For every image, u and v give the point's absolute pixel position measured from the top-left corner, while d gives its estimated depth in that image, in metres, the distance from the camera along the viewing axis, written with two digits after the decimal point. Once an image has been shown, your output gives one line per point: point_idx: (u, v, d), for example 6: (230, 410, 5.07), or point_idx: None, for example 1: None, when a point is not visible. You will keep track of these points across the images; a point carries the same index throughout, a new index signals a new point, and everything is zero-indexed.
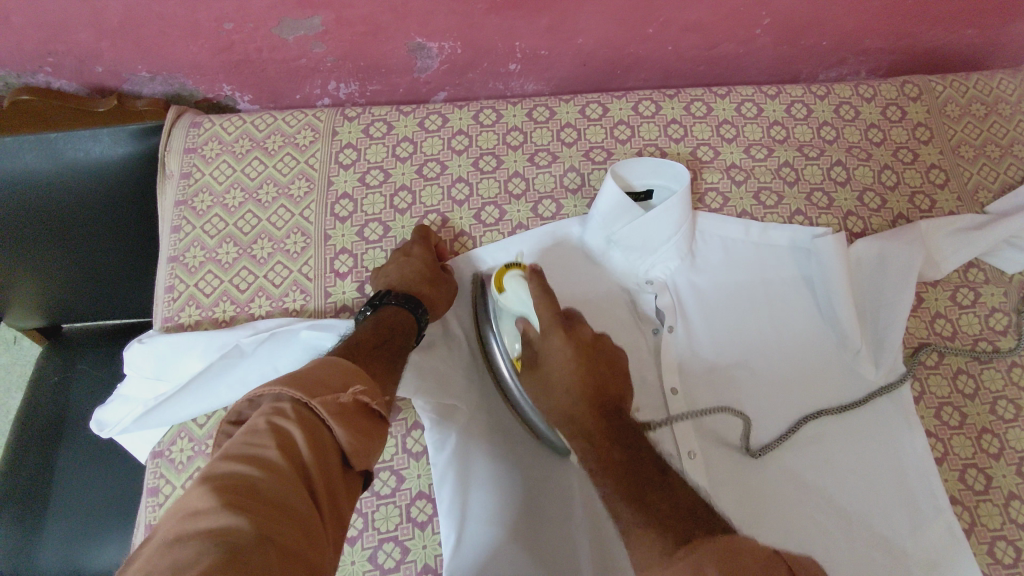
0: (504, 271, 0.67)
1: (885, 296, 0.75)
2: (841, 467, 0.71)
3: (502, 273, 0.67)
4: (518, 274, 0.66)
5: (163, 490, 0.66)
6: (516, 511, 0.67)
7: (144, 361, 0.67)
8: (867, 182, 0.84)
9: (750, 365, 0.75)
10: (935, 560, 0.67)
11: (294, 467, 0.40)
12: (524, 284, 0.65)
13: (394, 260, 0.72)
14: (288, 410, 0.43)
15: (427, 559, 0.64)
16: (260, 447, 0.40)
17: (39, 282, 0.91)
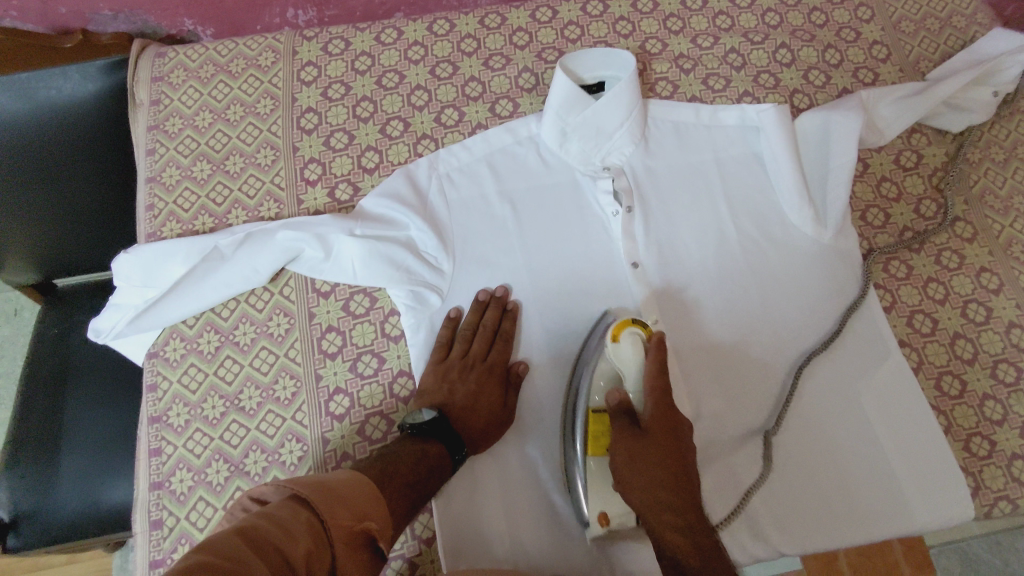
0: (627, 323, 0.67)
1: (831, 163, 0.79)
2: (795, 329, 0.75)
3: (623, 323, 0.67)
4: (638, 333, 0.66)
5: (161, 387, 0.70)
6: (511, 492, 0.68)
7: (132, 270, 0.70)
8: (811, 62, 0.88)
9: (706, 238, 0.78)
10: (887, 395, 0.72)
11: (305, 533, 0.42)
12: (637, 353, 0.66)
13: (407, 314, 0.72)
14: (303, 514, 0.44)
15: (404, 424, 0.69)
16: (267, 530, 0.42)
17: None
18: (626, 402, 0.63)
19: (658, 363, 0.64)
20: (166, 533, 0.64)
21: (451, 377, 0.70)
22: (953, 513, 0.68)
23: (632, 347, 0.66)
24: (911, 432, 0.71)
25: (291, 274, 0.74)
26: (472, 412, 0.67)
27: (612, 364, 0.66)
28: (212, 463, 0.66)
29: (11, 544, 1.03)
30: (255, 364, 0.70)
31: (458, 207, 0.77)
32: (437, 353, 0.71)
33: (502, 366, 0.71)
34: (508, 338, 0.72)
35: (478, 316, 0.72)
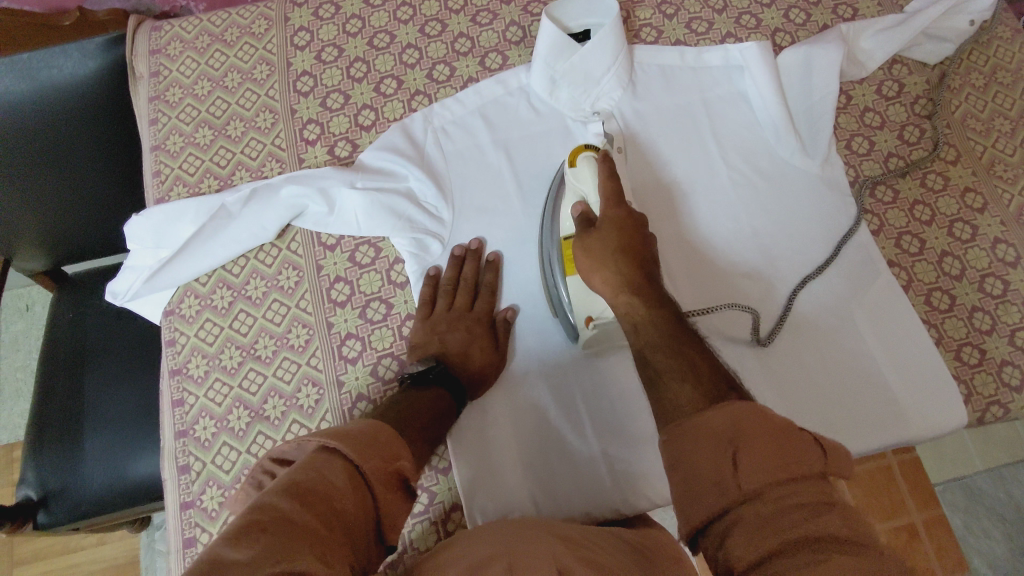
0: (581, 149, 0.71)
1: (813, 96, 0.81)
2: (787, 257, 0.77)
3: (575, 151, 0.71)
4: (591, 156, 0.70)
5: (179, 342, 0.73)
6: (527, 423, 0.70)
7: (144, 232, 0.73)
8: (791, 1, 0.89)
9: (696, 174, 0.81)
10: (879, 314, 0.74)
11: (347, 483, 0.44)
12: (592, 170, 0.69)
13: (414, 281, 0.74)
14: (338, 463, 0.45)
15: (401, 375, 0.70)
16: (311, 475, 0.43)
17: None
18: (588, 211, 0.67)
19: (609, 174, 0.68)
20: (194, 476, 0.67)
21: (441, 329, 0.71)
22: (949, 422, 0.71)
23: (587, 167, 0.69)
24: (906, 350, 0.73)
25: (297, 229, 0.76)
26: (468, 359, 0.69)
27: (572, 188, 0.70)
28: (233, 410, 0.69)
29: (42, 520, 1.06)
30: (268, 316, 0.73)
31: (455, 158, 0.79)
32: (423, 311, 0.72)
33: (487, 314, 0.73)
34: (491, 288, 0.74)
35: (456, 271, 0.74)
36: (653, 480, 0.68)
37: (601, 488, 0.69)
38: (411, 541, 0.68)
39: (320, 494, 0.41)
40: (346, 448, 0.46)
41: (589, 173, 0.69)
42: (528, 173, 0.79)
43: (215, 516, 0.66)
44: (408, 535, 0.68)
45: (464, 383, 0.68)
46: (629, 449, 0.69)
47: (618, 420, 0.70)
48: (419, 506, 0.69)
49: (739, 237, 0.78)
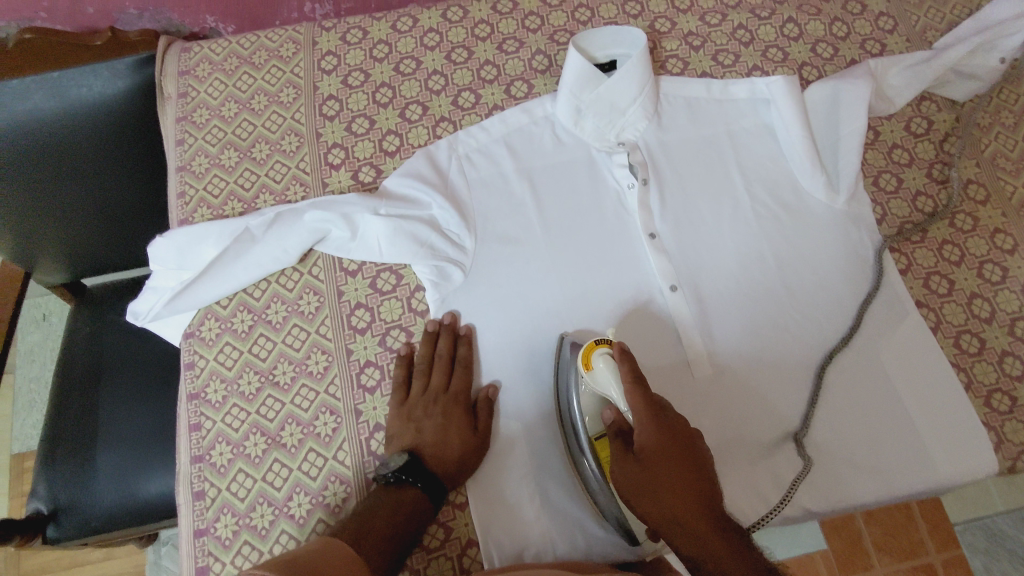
0: (593, 347, 0.62)
1: (841, 130, 0.81)
2: (813, 294, 0.76)
3: (589, 349, 0.63)
4: (606, 351, 0.62)
5: (198, 365, 0.72)
6: (545, 457, 0.69)
7: (167, 253, 0.73)
8: (819, 35, 0.89)
9: (721, 207, 0.80)
10: (905, 355, 0.73)
11: None
12: (612, 366, 0.61)
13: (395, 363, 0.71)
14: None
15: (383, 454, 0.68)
16: None
17: None
18: (621, 420, 0.60)
19: (633, 378, 0.59)
20: (208, 503, 0.66)
21: (415, 416, 0.68)
22: (976, 473, 0.69)
23: (607, 372, 0.60)
24: (933, 396, 0.71)
25: (319, 254, 0.76)
26: (442, 447, 0.66)
27: (594, 392, 0.62)
28: (250, 436, 0.69)
29: (51, 534, 1.06)
30: (288, 341, 0.72)
31: (478, 185, 0.79)
32: (397, 395, 0.69)
33: (465, 391, 0.69)
34: (466, 363, 0.70)
35: (431, 347, 0.71)
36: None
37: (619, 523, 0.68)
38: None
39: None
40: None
41: (608, 377, 0.60)
42: (550, 202, 0.79)
43: (228, 545, 0.65)
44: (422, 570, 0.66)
45: (440, 475, 0.65)
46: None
47: None
48: (434, 542, 0.66)
49: (764, 274, 0.77)
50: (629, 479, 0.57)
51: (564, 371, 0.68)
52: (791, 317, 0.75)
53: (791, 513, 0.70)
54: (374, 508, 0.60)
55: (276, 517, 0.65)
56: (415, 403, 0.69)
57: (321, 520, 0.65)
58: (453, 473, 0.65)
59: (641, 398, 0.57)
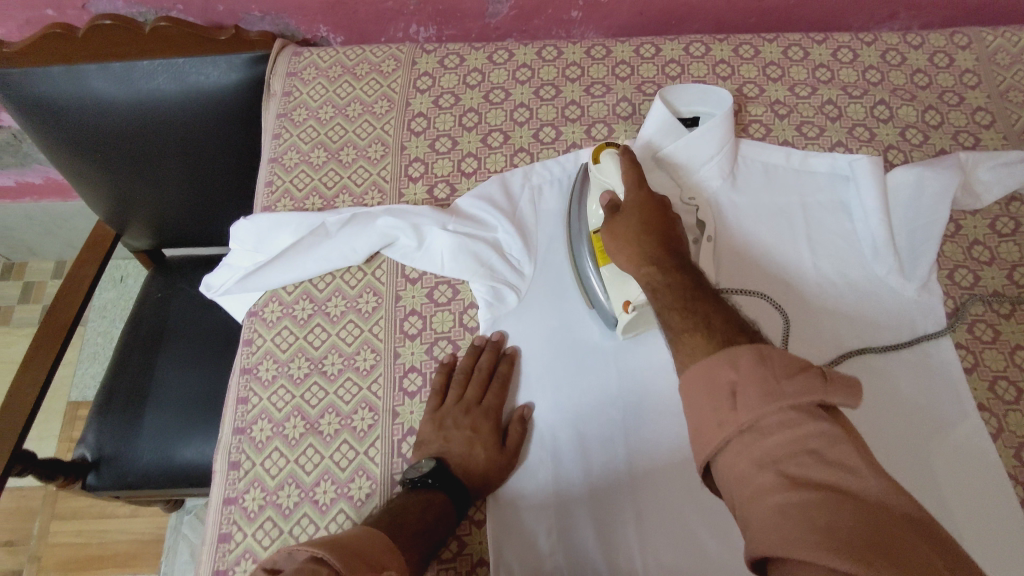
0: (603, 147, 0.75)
1: (919, 219, 0.79)
2: (869, 378, 0.74)
3: (600, 148, 0.75)
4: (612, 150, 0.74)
5: (256, 343, 0.76)
6: (570, 494, 0.69)
7: (247, 235, 0.78)
8: (910, 120, 0.88)
9: (784, 275, 0.79)
10: (959, 459, 0.70)
11: None
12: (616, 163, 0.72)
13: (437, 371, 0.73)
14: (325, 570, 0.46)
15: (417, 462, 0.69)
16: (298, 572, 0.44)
17: (156, 199, 1.10)
18: (614, 198, 0.70)
19: (635, 180, 0.70)
20: (242, 475, 0.69)
21: (447, 425, 0.69)
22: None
23: (610, 163, 0.72)
24: (985, 508, 0.68)
25: (384, 258, 0.79)
26: (470, 461, 0.67)
27: (598, 181, 0.74)
28: (291, 418, 0.71)
29: (91, 481, 1.12)
30: (342, 335, 0.75)
31: (546, 217, 0.81)
32: (432, 403, 0.71)
33: (499, 408, 0.70)
34: (504, 381, 0.71)
35: (474, 360, 0.73)
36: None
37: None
38: None
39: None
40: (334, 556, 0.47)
41: (612, 167, 0.72)
42: None
43: (253, 518, 0.67)
44: None
45: (465, 487, 0.66)
46: (677, 547, 0.66)
47: (665, 513, 0.67)
48: (447, 553, 0.67)
49: (815, 330, 0.76)
50: (615, 238, 0.67)
51: (579, 190, 0.78)
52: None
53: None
54: (403, 508, 0.62)
55: (301, 500, 0.67)
56: (449, 412, 0.70)
57: (342, 511, 0.67)
58: (476, 487, 0.66)
59: (638, 181, 0.70)
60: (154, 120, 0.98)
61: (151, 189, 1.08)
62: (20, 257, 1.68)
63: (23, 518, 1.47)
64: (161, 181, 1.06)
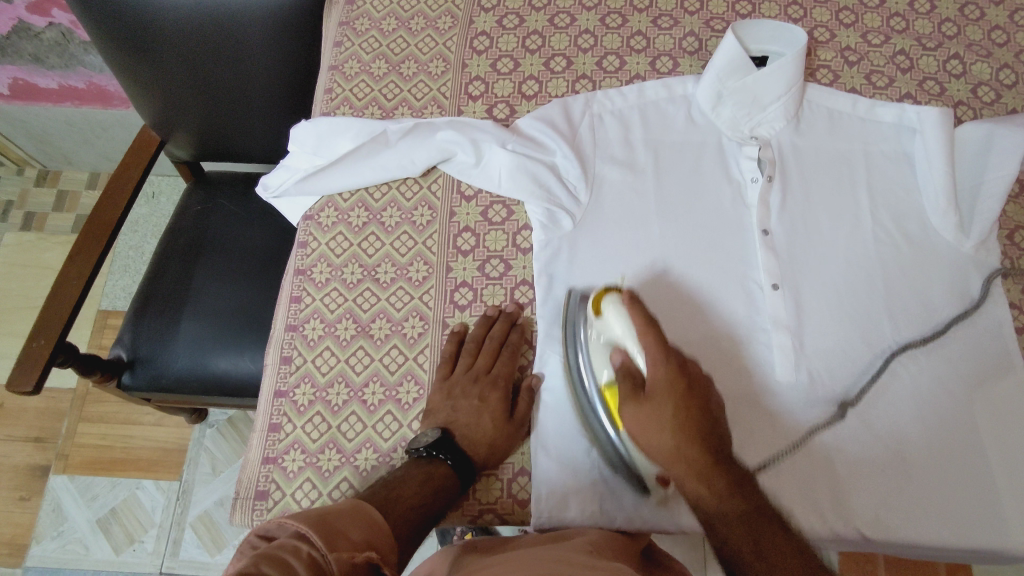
0: (603, 295, 0.66)
1: (985, 176, 0.78)
2: (919, 337, 0.73)
3: (600, 295, 0.66)
4: (616, 301, 0.65)
5: (311, 246, 0.76)
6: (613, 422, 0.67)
7: (308, 137, 0.78)
8: (983, 77, 0.86)
9: (840, 223, 0.78)
10: (1000, 414, 0.70)
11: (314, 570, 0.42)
12: (621, 313, 0.63)
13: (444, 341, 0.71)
14: (302, 551, 0.44)
15: None
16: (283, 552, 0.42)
17: (206, 108, 1.11)
18: (630, 365, 0.61)
19: (643, 320, 0.61)
20: (293, 369, 0.71)
21: (455, 394, 0.68)
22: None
23: (618, 320, 0.63)
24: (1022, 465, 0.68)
25: (441, 173, 0.79)
26: (476, 429, 0.66)
27: (604, 337, 0.64)
28: (342, 320, 0.72)
29: (126, 381, 1.15)
30: (396, 245, 0.76)
31: (605, 145, 0.80)
32: (441, 370, 0.70)
33: (507, 378, 0.70)
34: (513, 350, 0.71)
35: (485, 330, 0.72)
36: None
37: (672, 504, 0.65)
38: (473, 492, 0.67)
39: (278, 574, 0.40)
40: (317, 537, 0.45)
41: (618, 325, 0.63)
42: (670, 176, 0.79)
43: (302, 412, 0.69)
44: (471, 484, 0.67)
45: (471, 459, 0.65)
46: None
47: None
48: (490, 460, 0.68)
49: (867, 280, 0.76)
50: (641, 424, 0.58)
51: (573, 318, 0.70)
52: (895, 353, 0.73)
53: (846, 535, 0.67)
54: (404, 478, 0.60)
55: (350, 398, 0.69)
56: (456, 385, 0.68)
57: (390, 413, 0.68)
58: (482, 458, 0.66)
59: (655, 341, 0.60)
60: (207, 17, 0.97)
61: (203, 98, 1.09)
62: (55, 165, 1.69)
63: (51, 418, 1.51)
64: (214, 88, 1.08)
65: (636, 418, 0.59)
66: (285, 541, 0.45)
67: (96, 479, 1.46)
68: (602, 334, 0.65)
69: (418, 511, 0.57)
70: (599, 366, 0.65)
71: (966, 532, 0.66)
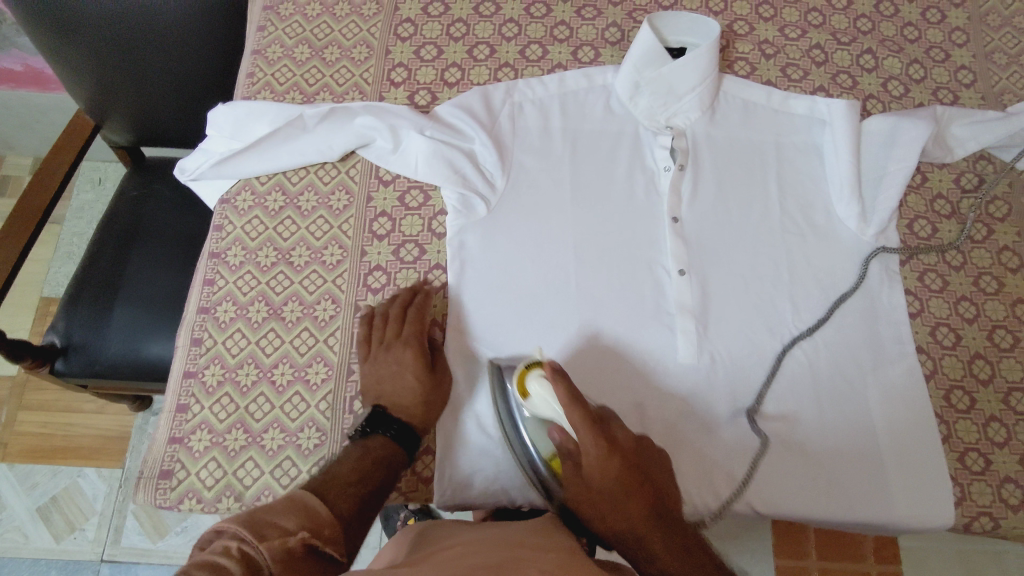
0: (527, 371, 0.64)
1: (888, 166, 0.80)
2: (819, 322, 0.76)
3: (524, 372, 0.64)
4: (541, 376, 0.63)
5: (226, 230, 0.77)
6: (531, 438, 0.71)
7: (224, 120, 0.77)
8: (894, 72, 0.89)
9: (747, 210, 0.81)
10: (892, 394, 0.73)
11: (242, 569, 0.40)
12: (548, 389, 0.62)
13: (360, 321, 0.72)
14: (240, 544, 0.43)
15: None
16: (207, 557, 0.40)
17: (139, 92, 1.10)
18: (567, 441, 0.59)
19: (568, 394, 0.59)
20: (203, 351, 0.71)
21: (378, 366, 0.68)
22: (922, 527, 0.69)
23: (543, 396, 0.62)
24: (909, 442, 0.71)
25: (360, 158, 0.80)
26: (405, 396, 0.66)
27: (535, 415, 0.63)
28: (254, 302, 0.73)
29: (59, 367, 1.13)
30: (311, 229, 0.76)
31: (523, 133, 0.82)
32: (355, 346, 0.70)
33: (417, 334, 0.69)
34: (415, 307, 0.71)
35: (392, 300, 0.72)
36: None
37: None
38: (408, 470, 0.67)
39: None
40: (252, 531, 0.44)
41: (545, 399, 0.61)
42: (586, 164, 0.81)
43: (211, 392, 0.69)
44: None
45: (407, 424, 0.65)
46: None
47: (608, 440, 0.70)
48: None
49: (771, 265, 0.78)
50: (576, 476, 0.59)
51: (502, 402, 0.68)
52: (794, 336, 0.75)
53: (739, 509, 0.70)
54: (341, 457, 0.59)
55: (259, 379, 0.70)
56: (378, 360, 0.68)
57: (298, 393, 0.69)
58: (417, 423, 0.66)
59: (583, 412, 0.58)
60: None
61: (135, 82, 1.08)
62: None
63: None
64: (146, 72, 1.07)
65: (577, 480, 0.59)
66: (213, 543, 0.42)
67: (36, 467, 1.45)
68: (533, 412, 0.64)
69: (356, 487, 0.55)
70: (540, 438, 0.64)
71: (849, 505, 0.70)
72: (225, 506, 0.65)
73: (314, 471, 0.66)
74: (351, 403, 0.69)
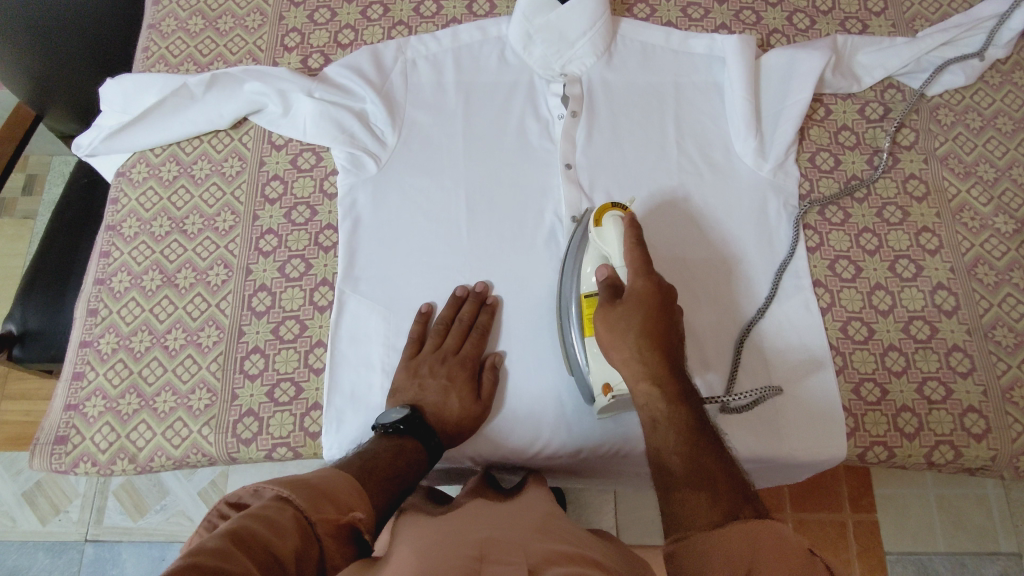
0: (607, 209, 0.68)
1: (786, 101, 0.79)
2: (716, 259, 0.75)
3: (602, 210, 0.68)
4: (617, 216, 0.67)
5: (122, 202, 0.79)
6: None
7: (113, 95, 0.79)
8: (800, 5, 0.86)
9: (643, 153, 0.79)
10: (786, 330, 0.72)
11: (298, 531, 0.42)
12: (618, 231, 0.66)
13: (442, 331, 0.71)
14: (288, 511, 0.43)
15: (268, 329, 0.72)
16: (267, 515, 0.42)
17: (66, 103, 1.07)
18: (614, 278, 0.63)
19: (636, 240, 0.64)
20: (98, 320, 0.73)
21: (421, 373, 0.68)
22: (802, 460, 0.68)
23: (612, 231, 0.66)
24: (801, 381, 0.70)
25: (252, 125, 0.81)
26: (443, 409, 0.66)
27: (597, 249, 0.67)
28: (149, 272, 0.75)
29: (17, 354, 1.09)
30: (204, 197, 0.78)
31: (415, 89, 0.81)
32: (408, 350, 0.70)
33: (475, 359, 0.70)
34: (484, 331, 0.70)
35: (453, 311, 0.71)
36: (526, 443, 0.70)
37: (502, 452, 0.71)
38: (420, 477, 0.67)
39: (265, 538, 0.40)
40: (299, 496, 0.45)
41: (613, 236, 0.65)
42: (478, 118, 0.80)
43: (106, 359, 0.72)
44: (265, 419, 0.69)
45: (438, 435, 0.65)
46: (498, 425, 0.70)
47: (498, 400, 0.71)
48: (284, 397, 0.69)
49: (667, 206, 0.77)
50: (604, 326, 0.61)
51: (574, 241, 0.71)
52: (687, 274, 0.74)
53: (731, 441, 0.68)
54: (374, 453, 0.59)
55: (152, 345, 0.72)
56: (420, 371, 0.68)
57: (190, 356, 0.71)
58: (448, 434, 0.66)
59: (638, 259, 0.63)
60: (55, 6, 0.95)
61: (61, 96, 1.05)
62: None
63: None
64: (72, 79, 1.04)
65: (612, 322, 0.61)
66: (267, 502, 0.44)
67: (21, 453, 1.32)
68: (597, 248, 0.67)
69: (394, 483, 0.56)
70: (587, 274, 0.67)
71: (736, 440, 0.68)
72: (120, 467, 0.68)
73: (204, 430, 0.68)
74: (241, 363, 0.71)
